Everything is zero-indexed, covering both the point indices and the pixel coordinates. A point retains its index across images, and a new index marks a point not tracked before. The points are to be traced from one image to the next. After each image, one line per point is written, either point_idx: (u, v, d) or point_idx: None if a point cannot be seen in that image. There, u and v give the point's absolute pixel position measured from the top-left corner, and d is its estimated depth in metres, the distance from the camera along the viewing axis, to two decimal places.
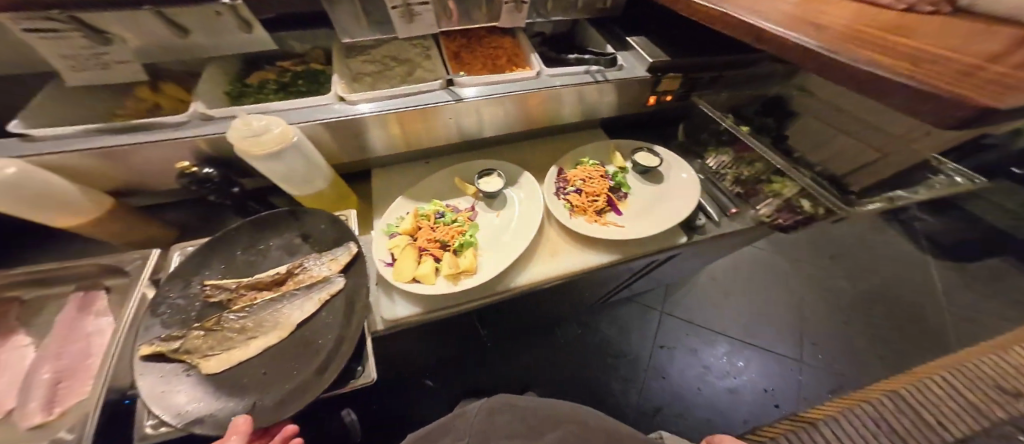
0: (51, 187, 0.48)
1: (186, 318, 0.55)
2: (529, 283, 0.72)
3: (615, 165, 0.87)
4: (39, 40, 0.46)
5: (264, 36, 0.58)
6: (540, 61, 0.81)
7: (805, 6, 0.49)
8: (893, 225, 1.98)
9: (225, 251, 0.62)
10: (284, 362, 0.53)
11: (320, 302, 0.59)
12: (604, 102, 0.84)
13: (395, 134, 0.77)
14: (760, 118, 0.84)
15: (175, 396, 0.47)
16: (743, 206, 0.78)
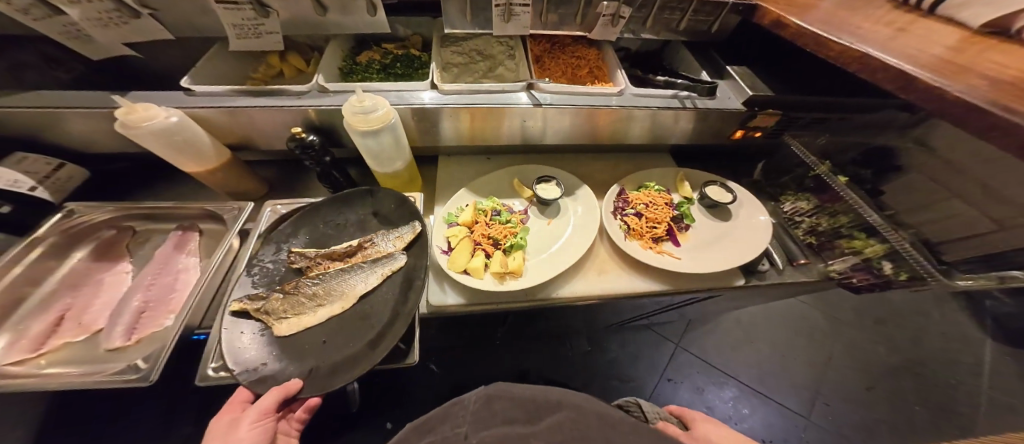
0: (195, 138, 0.54)
1: (272, 281, 0.58)
2: (570, 296, 0.71)
3: (682, 195, 0.86)
4: (223, 11, 0.52)
5: (383, 19, 0.60)
6: (626, 78, 0.80)
7: (957, 60, 0.46)
8: (950, 304, 1.83)
9: (313, 220, 0.66)
10: (344, 332, 0.54)
11: (382, 276, 0.60)
12: (685, 128, 0.83)
13: (470, 127, 0.78)
14: (853, 168, 0.79)
15: (245, 353, 0.49)
16: (813, 258, 0.76)
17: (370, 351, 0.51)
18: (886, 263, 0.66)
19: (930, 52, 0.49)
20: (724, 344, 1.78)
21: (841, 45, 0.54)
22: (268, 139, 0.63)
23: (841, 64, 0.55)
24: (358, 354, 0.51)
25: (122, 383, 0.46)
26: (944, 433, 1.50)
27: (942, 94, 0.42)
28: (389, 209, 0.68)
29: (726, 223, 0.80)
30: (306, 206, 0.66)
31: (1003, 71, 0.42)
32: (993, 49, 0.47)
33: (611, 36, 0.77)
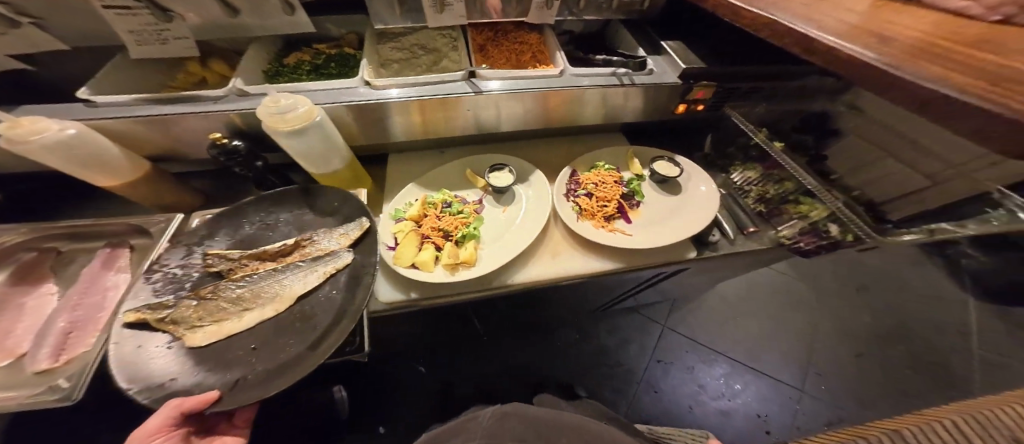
0: (100, 150, 0.53)
1: (179, 287, 0.57)
2: (528, 281, 0.71)
3: (633, 172, 0.86)
4: (115, 16, 0.51)
5: (303, 19, 0.60)
6: (566, 60, 0.80)
7: (857, 21, 0.46)
8: (928, 261, 1.84)
9: (235, 222, 0.65)
10: (277, 337, 0.53)
11: (325, 275, 0.59)
12: (627, 106, 0.83)
13: (413, 122, 0.78)
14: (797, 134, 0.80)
15: (152, 371, 0.47)
16: (763, 225, 0.76)
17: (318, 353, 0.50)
18: (835, 224, 0.65)
19: (834, 16, 0.49)
20: (707, 321, 1.79)
21: (753, 13, 0.55)
22: (189, 145, 0.63)
23: (755, 31, 0.56)
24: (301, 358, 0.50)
25: (46, 404, 0.46)
26: (927, 390, 1.53)
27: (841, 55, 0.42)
28: (325, 208, 0.68)
29: (676, 196, 0.81)
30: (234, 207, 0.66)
31: (902, 31, 0.43)
32: (895, 8, 0.48)
33: (549, 19, 0.77)
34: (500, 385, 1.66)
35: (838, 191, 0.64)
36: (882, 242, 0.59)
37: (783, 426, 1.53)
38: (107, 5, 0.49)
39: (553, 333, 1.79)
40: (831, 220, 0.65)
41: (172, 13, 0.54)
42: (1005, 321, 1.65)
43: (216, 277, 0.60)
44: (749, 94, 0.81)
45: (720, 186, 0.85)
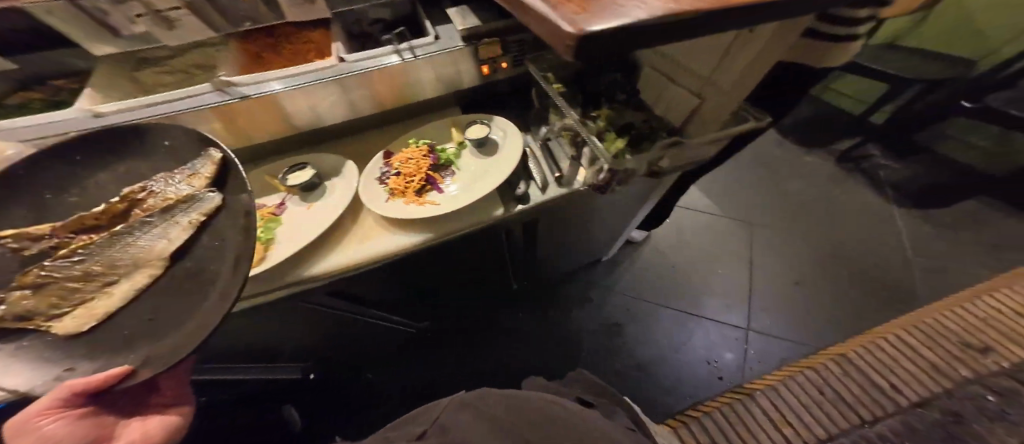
0: None
1: (3, 286, 0.45)
2: (335, 268, 0.70)
3: (454, 141, 0.87)
4: None
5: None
6: (340, 47, 0.75)
7: None
8: (855, 175, 1.82)
9: (35, 191, 0.51)
10: (171, 298, 0.46)
11: (194, 224, 0.51)
12: (438, 74, 0.85)
13: (208, 134, 0.73)
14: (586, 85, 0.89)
15: (12, 372, 0.38)
16: (566, 169, 0.87)
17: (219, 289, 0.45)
18: (622, 158, 0.76)
19: None
20: (646, 279, 1.78)
21: None
22: None
23: None
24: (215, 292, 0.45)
25: None
26: (870, 306, 1.49)
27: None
28: (169, 156, 0.57)
29: (488, 156, 0.84)
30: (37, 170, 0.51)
31: None
32: None
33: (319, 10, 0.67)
34: (451, 377, 1.67)
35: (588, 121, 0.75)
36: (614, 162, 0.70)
37: (735, 371, 1.52)
38: None
39: (496, 317, 1.80)
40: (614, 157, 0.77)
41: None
42: (932, 221, 1.65)
43: (40, 258, 0.48)
44: (541, 44, 0.85)
45: (535, 138, 0.94)
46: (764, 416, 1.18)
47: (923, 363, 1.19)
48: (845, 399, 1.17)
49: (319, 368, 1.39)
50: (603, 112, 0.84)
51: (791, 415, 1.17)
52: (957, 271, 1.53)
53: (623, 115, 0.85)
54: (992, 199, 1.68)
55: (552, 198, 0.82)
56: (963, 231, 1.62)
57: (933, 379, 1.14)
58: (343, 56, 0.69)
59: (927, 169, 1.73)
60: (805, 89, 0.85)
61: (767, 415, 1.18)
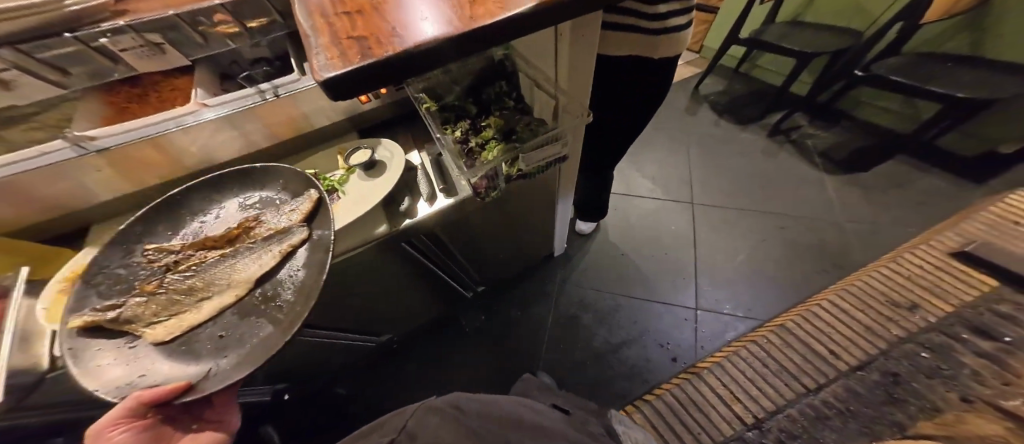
0: None
1: (129, 287, 0.55)
2: None
3: (343, 168, 0.91)
4: None
5: None
6: (203, 92, 0.74)
7: None
8: (788, 146, 1.89)
9: (179, 217, 0.66)
10: (240, 322, 0.53)
11: (280, 254, 0.59)
12: (313, 108, 0.89)
13: (90, 186, 0.75)
14: (465, 99, 0.94)
15: (117, 369, 0.47)
16: (452, 182, 0.91)
17: (282, 322, 0.52)
18: (499, 164, 0.83)
19: None
20: (598, 269, 1.80)
21: None
22: None
23: None
24: (281, 327, 0.51)
25: None
26: (808, 272, 1.54)
27: (302, 14, 0.44)
28: (271, 192, 0.70)
29: (373, 178, 0.87)
30: (167, 204, 0.65)
31: None
32: None
33: (175, 61, 0.70)
34: (416, 392, 1.64)
35: (453, 135, 0.84)
36: (471, 172, 0.79)
37: (689, 351, 1.53)
38: None
39: (455, 323, 1.80)
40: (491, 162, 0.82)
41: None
42: (865, 184, 1.70)
43: (171, 269, 0.60)
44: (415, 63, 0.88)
45: (426, 154, 0.98)
46: (717, 396, 1.17)
47: (858, 325, 1.19)
48: (792, 369, 1.16)
49: (274, 396, 1.39)
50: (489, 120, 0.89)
51: (739, 390, 1.17)
52: (890, 229, 1.57)
53: (507, 122, 0.89)
54: (913, 156, 1.76)
55: (437, 210, 0.87)
56: (893, 190, 1.68)
57: (867, 339, 1.15)
58: (203, 102, 0.72)
59: (854, 135, 1.85)
60: (666, 79, 0.92)
61: (719, 394, 1.17)
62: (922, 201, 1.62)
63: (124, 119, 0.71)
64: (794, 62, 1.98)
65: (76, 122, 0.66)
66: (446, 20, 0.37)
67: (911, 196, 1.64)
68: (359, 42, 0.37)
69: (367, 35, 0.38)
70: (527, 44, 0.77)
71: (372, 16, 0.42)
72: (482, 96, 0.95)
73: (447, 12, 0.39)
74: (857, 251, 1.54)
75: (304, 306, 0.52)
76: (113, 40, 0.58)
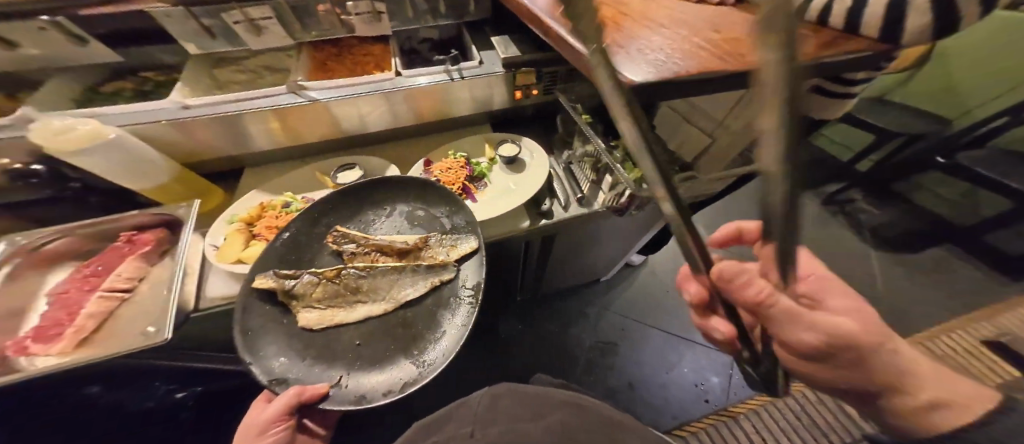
0: None
1: (299, 261, 0.70)
2: (365, 268, 0.71)
3: (487, 157, 0.96)
4: None
5: (101, 46, 0.73)
6: (399, 63, 0.86)
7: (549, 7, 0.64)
8: (840, 217, 2.01)
9: (359, 208, 0.79)
10: (376, 340, 0.64)
11: (431, 285, 0.69)
12: (469, 97, 0.91)
13: (269, 135, 0.81)
14: (615, 113, 0.94)
15: (271, 346, 0.61)
16: (592, 194, 0.91)
17: (409, 361, 0.61)
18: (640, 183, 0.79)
19: None
20: (640, 299, 1.87)
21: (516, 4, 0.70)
22: None
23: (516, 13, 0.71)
24: (404, 370, 0.60)
25: None
26: None
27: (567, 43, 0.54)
28: (433, 218, 0.78)
29: (517, 174, 0.92)
30: (346, 193, 0.78)
31: (608, 12, 0.59)
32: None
33: (383, 30, 0.83)
34: (451, 393, 1.59)
35: (610, 149, 0.80)
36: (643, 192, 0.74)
37: (719, 393, 1.57)
38: None
39: (496, 328, 1.79)
40: (635, 178, 0.80)
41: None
42: (907, 266, 1.82)
43: (349, 261, 0.72)
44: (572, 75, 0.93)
45: (563, 161, 0.99)
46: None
47: None
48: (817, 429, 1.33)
49: None
50: (622, 142, 0.89)
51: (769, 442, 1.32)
52: (927, 312, 1.66)
53: (636, 148, 0.91)
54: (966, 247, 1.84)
55: (575, 216, 0.86)
56: (935, 276, 1.78)
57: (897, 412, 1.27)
58: (401, 71, 0.83)
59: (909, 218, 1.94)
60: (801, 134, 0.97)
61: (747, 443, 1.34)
62: (963, 291, 1.72)
63: (324, 75, 0.84)
64: (872, 140, 2.18)
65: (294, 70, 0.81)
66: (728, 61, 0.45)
67: (951, 286, 1.74)
68: (636, 60, 0.47)
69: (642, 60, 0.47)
70: (707, 98, 0.89)
71: (627, 40, 0.51)
72: (613, 117, 0.94)
73: (713, 55, 0.46)
74: (891, 326, 1.63)
75: (435, 358, 0.61)
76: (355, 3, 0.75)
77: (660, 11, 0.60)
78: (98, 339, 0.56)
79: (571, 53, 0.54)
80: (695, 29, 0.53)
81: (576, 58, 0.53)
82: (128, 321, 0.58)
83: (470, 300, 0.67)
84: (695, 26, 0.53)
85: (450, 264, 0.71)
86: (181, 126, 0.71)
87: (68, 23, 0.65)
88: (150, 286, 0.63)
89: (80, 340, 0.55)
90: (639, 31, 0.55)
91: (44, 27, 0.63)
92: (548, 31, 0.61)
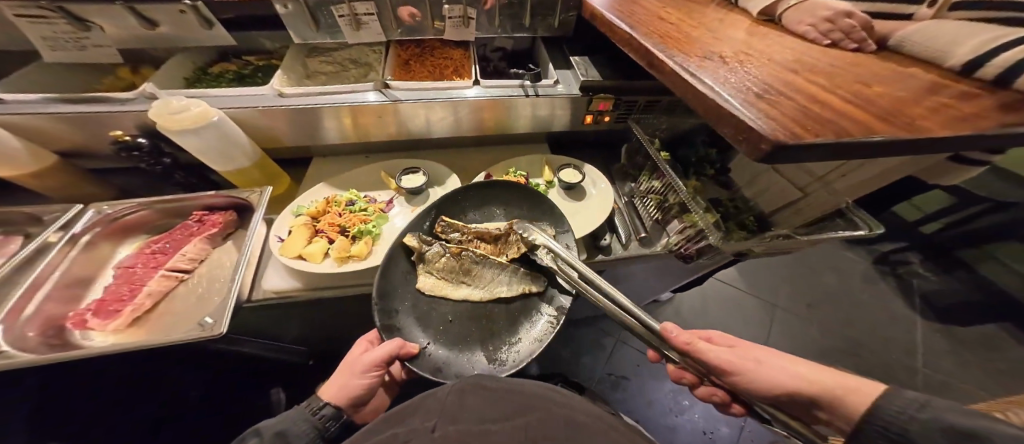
0: (23, 123, 0.59)
1: (432, 233, 0.74)
2: (479, 255, 0.70)
3: (545, 178, 0.92)
4: (28, 23, 0.61)
5: (222, 34, 0.73)
6: (478, 72, 0.86)
7: (656, 34, 0.61)
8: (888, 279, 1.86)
9: (484, 195, 0.80)
10: (467, 324, 0.65)
11: (522, 292, 0.67)
12: (540, 115, 0.88)
13: (344, 130, 0.83)
14: (685, 150, 0.91)
15: (393, 294, 0.65)
16: (656, 233, 0.85)
17: (482, 353, 0.62)
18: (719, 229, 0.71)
19: (660, 11, 0.70)
20: None
21: (612, 24, 0.66)
22: (87, 140, 0.64)
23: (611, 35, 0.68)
24: (475, 362, 0.61)
25: None
26: None
27: (681, 79, 0.50)
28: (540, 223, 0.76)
29: (579, 202, 0.87)
30: (484, 183, 0.80)
31: (722, 49, 0.55)
32: (750, 31, 0.62)
33: (468, 36, 0.85)
34: None
35: (684, 186, 0.75)
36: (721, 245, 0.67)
37: None
38: (23, 14, 0.59)
39: None
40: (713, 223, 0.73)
41: (91, 25, 0.64)
42: (976, 346, 1.63)
43: (473, 238, 0.73)
44: (646, 109, 0.91)
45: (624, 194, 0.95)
46: None
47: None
48: None
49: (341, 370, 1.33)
50: (692, 182, 0.84)
51: None
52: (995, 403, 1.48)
53: (708, 192, 0.88)
54: None
55: (636, 255, 0.81)
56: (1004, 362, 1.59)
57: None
58: (480, 80, 0.83)
59: (960, 286, 1.80)
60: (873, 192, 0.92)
61: None
62: None
63: (406, 77, 0.88)
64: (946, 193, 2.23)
65: (383, 69, 0.85)
66: (886, 118, 0.40)
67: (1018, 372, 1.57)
68: (773, 104, 0.42)
69: (780, 104, 0.42)
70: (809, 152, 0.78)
71: (752, 80, 0.47)
72: (683, 155, 0.90)
73: (864, 109, 0.41)
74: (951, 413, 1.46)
75: (506, 360, 0.61)
76: (450, 6, 0.78)
77: (778, 50, 0.56)
78: (150, 320, 0.55)
79: (686, 91, 0.49)
80: (828, 76, 0.48)
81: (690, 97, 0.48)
82: (179, 308, 0.56)
83: (551, 316, 0.65)
84: (827, 73, 0.49)
85: (541, 276, 0.69)
86: (266, 113, 0.73)
87: (204, 7, 0.66)
88: (208, 271, 0.62)
89: (133, 318, 0.53)
90: (768, 68, 0.50)
91: (182, 10, 0.65)
92: (656, 62, 0.55)
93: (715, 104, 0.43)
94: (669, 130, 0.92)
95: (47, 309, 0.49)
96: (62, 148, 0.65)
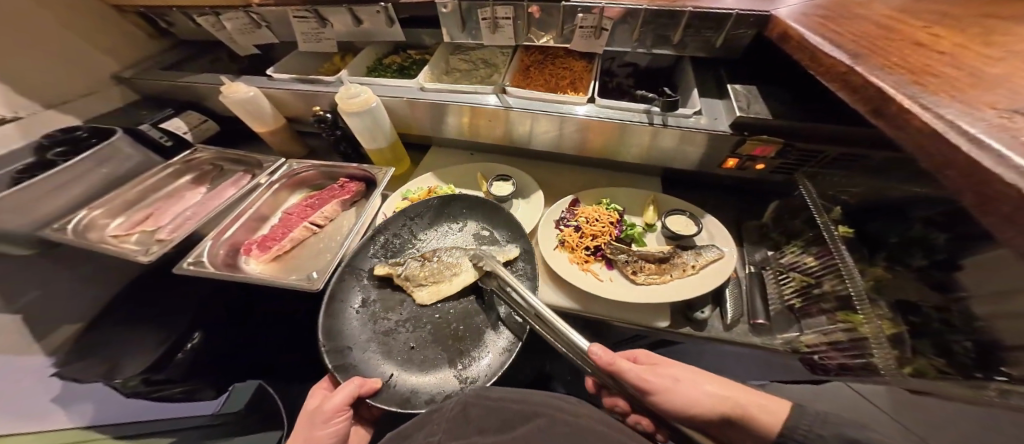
0: (274, 95, 0.86)
1: (387, 252, 0.73)
2: (436, 274, 0.68)
3: (644, 218, 0.78)
4: (298, 23, 0.88)
5: (399, 31, 0.87)
6: (596, 88, 0.79)
7: (896, 53, 0.39)
8: None
9: (440, 213, 0.79)
10: (431, 346, 0.61)
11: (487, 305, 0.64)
12: (662, 147, 0.74)
13: (461, 126, 0.88)
14: (887, 229, 0.59)
15: (337, 325, 0.62)
16: (780, 324, 0.60)
17: (452, 373, 0.57)
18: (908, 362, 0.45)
19: (912, 23, 0.46)
20: None
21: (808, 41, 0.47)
22: (300, 109, 0.89)
23: (800, 52, 0.49)
24: (446, 381, 0.57)
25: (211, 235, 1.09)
26: None
27: (935, 137, 0.28)
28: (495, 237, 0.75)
29: None
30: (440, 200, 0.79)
31: None
32: None
33: (596, 48, 0.77)
34: None
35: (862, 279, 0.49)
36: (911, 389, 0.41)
37: None
38: (295, 15, 0.85)
39: None
40: (892, 340, 0.48)
41: (326, 22, 0.87)
42: None
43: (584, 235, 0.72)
44: (833, 162, 0.65)
45: (748, 262, 0.71)
46: None
47: None
48: None
49: None
50: (878, 272, 0.55)
51: None
52: None
53: (898, 290, 0.54)
54: None
55: (738, 346, 0.59)
56: None
57: None
58: (597, 97, 0.76)
59: None
60: None
61: None
62: None
63: (524, 84, 0.88)
64: None
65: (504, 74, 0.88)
66: None
67: None
68: None
69: None
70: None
71: None
72: (877, 232, 0.60)
73: None
74: None
75: (479, 375, 0.57)
76: (584, 15, 0.71)
77: None
78: (286, 259, 0.73)
79: (945, 164, 0.27)
80: None
81: (960, 181, 0.26)
82: (305, 255, 0.73)
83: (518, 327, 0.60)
84: None
85: None
86: (409, 104, 0.85)
87: (392, 9, 0.81)
88: (331, 230, 0.78)
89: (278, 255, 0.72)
90: None
91: (378, 11, 0.81)
92: (881, 104, 0.34)
93: (999, 187, 0.23)
94: (863, 196, 0.62)
95: (237, 234, 0.73)
96: (290, 114, 0.92)
